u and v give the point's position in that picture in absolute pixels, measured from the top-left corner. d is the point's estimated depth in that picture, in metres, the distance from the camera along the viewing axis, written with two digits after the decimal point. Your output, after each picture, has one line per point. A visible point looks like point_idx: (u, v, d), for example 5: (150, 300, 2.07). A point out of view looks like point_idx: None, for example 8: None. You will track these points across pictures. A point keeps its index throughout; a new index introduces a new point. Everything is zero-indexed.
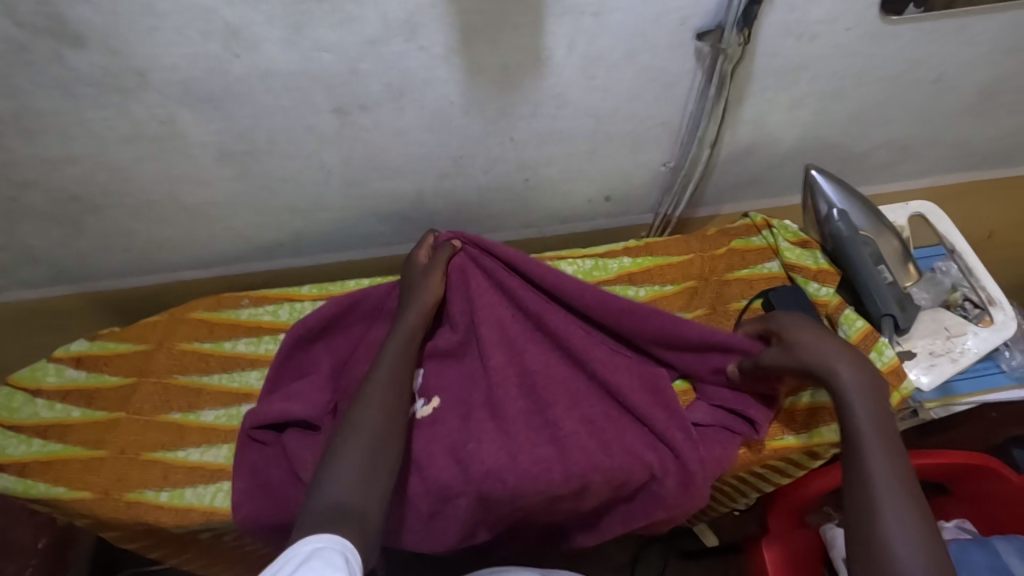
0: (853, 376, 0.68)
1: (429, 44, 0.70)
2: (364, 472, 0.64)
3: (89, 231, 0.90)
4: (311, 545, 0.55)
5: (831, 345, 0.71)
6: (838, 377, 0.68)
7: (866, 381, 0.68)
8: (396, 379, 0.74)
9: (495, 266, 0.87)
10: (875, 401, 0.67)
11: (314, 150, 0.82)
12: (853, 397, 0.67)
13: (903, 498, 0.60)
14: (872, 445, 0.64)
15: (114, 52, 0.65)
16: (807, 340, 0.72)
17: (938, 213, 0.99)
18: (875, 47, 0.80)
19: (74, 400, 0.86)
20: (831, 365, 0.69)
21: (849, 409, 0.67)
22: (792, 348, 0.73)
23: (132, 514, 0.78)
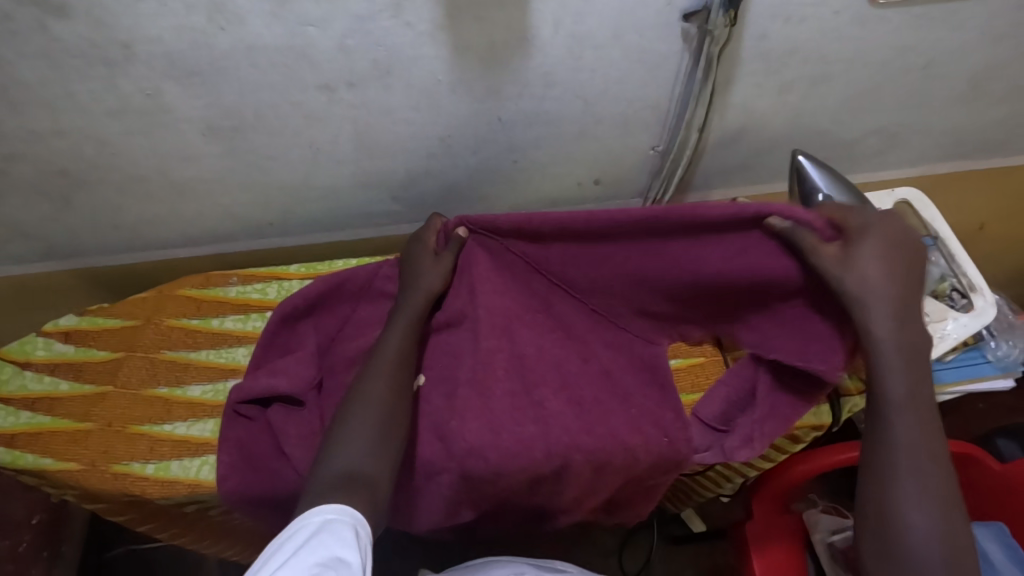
0: (886, 324, 0.66)
1: (415, 20, 0.69)
2: (373, 445, 0.66)
3: (77, 207, 0.90)
4: (322, 516, 0.56)
5: (886, 281, 0.66)
6: (872, 331, 0.66)
7: (901, 329, 0.66)
8: (404, 356, 0.74)
9: (500, 248, 0.80)
10: (906, 358, 0.66)
11: (302, 128, 0.82)
12: (886, 355, 0.66)
13: (923, 466, 0.63)
14: (900, 408, 0.65)
15: (99, 22, 0.65)
16: (866, 271, 0.66)
17: (924, 200, 0.99)
18: (863, 31, 0.80)
19: (63, 373, 0.87)
20: (869, 315, 0.66)
21: (881, 369, 0.66)
22: (845, 265, 0.67)
23: (119, 485, 0.79)
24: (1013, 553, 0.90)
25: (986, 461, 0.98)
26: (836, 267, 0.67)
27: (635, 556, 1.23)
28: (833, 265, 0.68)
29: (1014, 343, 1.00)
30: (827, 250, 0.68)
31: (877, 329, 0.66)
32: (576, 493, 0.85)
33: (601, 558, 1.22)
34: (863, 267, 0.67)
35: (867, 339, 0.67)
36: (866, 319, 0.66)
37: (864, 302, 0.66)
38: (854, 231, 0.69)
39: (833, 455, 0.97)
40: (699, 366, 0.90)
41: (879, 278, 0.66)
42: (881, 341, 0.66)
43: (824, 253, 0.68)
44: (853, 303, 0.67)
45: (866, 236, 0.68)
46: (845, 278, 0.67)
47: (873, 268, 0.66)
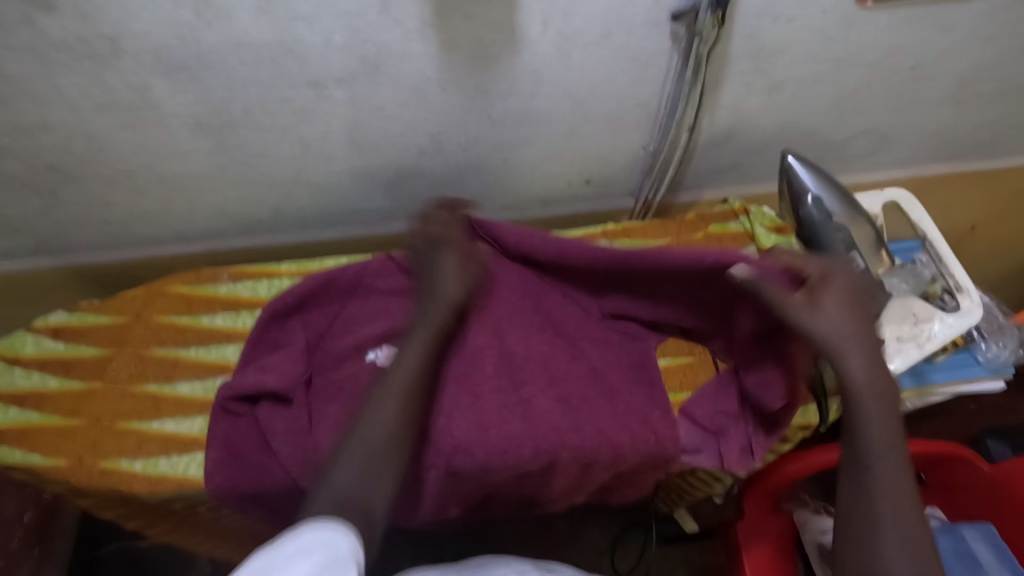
0: (862, 369, 0.65)
1: (403, 17, 0.70)
2: (374, 461, 0.59)
3: (67, 202, 0.90)
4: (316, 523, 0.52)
5: (852, 325, 0.66)
6: (848, 372, 0.65)
7: (874, 372, 0.65)
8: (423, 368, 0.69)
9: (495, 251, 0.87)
10: (883, 398, 0.65)
11: (291, 125, 0.82)
12: (863, 395, 0.65)
13: (904, 507, 0.60)
14: (879, 450, 0.63)
15: (86, 17, 0.65)
16: (832, 318, 0.66)
17: (912, 200, 0.99)
18: (851, 31, 0.80)
19: (51, 369, 0.87)
20: (841, 356, 0.65)
21: (858, 407, 0.65)
22: (816, 313, 0.66)
23: (106, 481, 0.79)
24: (1002, 554, 0.88)
25: (976, 460, 0.98)
26: (807, 317, 0.66)
27: (628, 555, 1.22)
28: (804, 315, 0.66)
29: (1004, 345, 1.00)
30: (796, 298, 0.67)
31: (852, 371, 0.65)
32: (563, 490, 0.85)
33: (593, 557, 1.22)
34: (829, 315, 0.66)
35: (842, 380, 0.66)
36: (841, 363, 0.66)
37: (838, 347, 0.65)
38: (816, 279, 0.68)
39: (821, 454, 0.96)
40: (687, 365, 0.89)
41: (846, 325, 0.66)
42: (857, 384, 0.65)
43: (792, 304, 0.67)
44: (828, 350, 0.66)
45: (827, 284, 0.68)
46: (816, 327, 0.66)
47: (837, 315, 0.66)
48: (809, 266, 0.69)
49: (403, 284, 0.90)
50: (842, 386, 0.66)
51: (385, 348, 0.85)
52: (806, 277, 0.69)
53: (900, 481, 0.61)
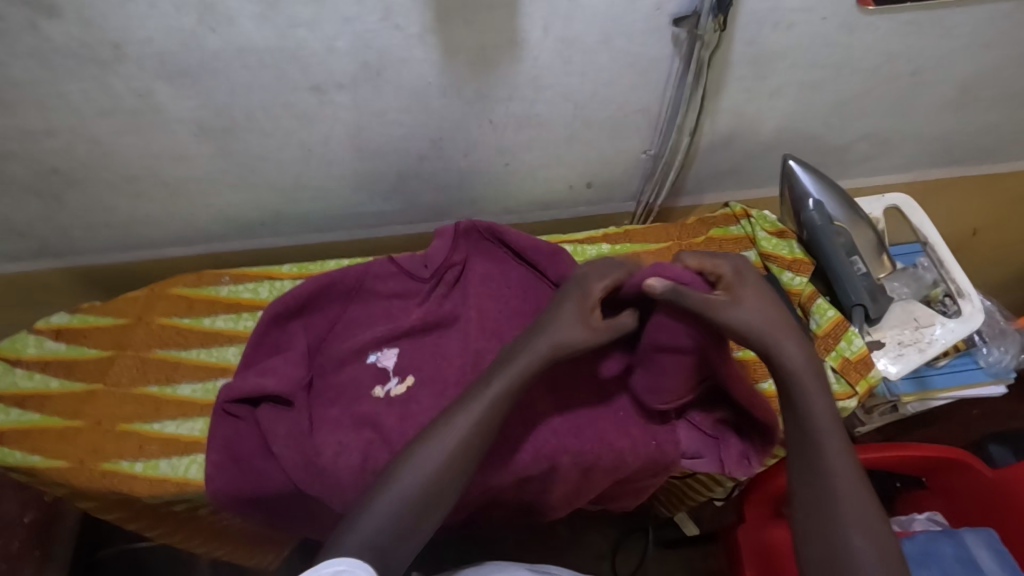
0: (797, 355, 0.64)
1: (405, 23, 0.70)
2: (403, 511, 0.61)
3: (69, 205, 0.91)
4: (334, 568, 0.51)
5: (775, 313, 0.65)
6: (787, 358, 0.64)
7: (806, 356, 0.64)
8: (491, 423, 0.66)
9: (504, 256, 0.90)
10: (819, 378, 0.64)
11: (293, 129, 0.83)
12: (800, 378, 0.63)
13: (853, 483, 0.60)
14: (824, 428, 0.62)
15: (90, 23, 0.66)
16: (754, 310, 0.64)
17: (913, 205, 0.99)
18: (852, 37, 0.81)
19: (53, 371, 0.88)
20: (777, 342, 0.64)
21: (797, 389, 0.64)
22: (743, 308, 0.63)
23: (107, 483, 0.79)
24: (1003, 559, 0.88)
25: (976, 465, 0.98)
26: (739, 313, 0.63)
27: (628, 559, 1.22)
28: (731, 312, 0.63)
29: (1005, 350, 1.00)
30: (717, 299, 0.64)
31: (790, 355, 0.64)
32: (562, 496, 0.85)
33: (593, 561, 1.21)
34: (750, 308, 0.64)
35: (779, 367, 0.64)
36: (778, 350, 0.64)
37: (771, 335, 0.63)
38: (730, 277, 0.66)
39: None
40: None
41: (771, 312, 0.65)
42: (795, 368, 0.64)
43: (717, 304, 0.63)
44: (765, 341, 0.64)
45: (740, 279, 0.66)
46: (748, 320, 0.63)
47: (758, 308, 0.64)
48: (721, 266, 0.67)
49: (406, 286, 0.91)
50: (778, 375, 0.64)
51: (388, 350, 0.85)
52: (718, 277, 0.67)
53: (848, 460, 0.61)
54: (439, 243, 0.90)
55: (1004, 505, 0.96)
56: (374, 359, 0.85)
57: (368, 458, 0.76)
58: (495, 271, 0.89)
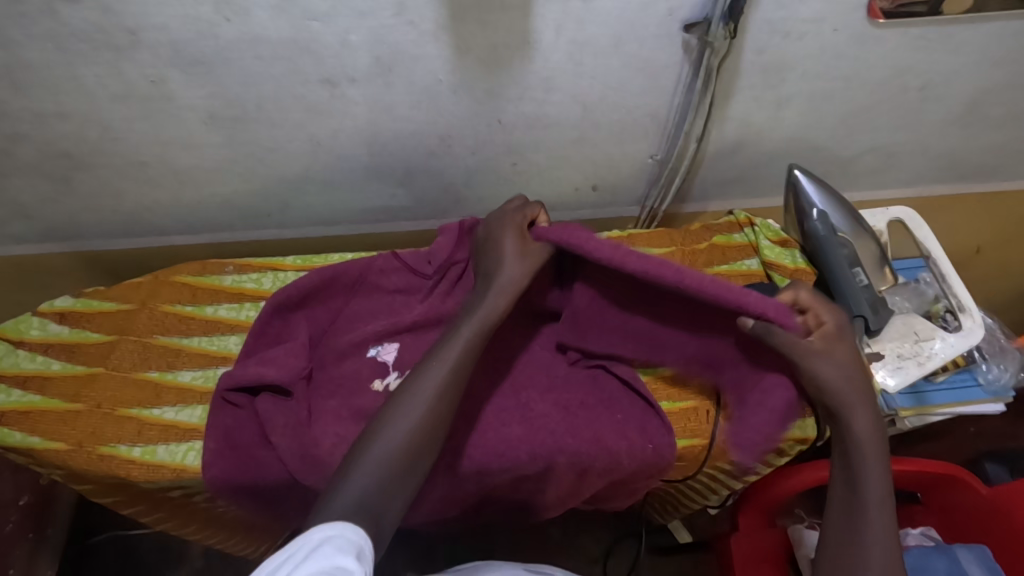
0: (865, 422, 0.65)
1: (418, 20, 0.71)
2: (388, 471, 0.59)
3: (78, 189, 0.91)
4: (322, 532, 0.51)
5: (857, 378, 0.66)
6: (854, 423, 0.65)
7: (875, 428, 0.65)
8: (465, 368, 0.66)
9: None
10: (884, 455, 0.65)
11: (303, 122, 0.83)
12: (864, 448, 0.65)
13: (891, 562, 0.59)
14: (875, 498, 0.63)
15: (106, 9, 0.67)
16: (834, 370, 0.65)
17: (917, 220, 0.99)
18: (863, 49, 0.81)
19: (55, 353, 0.88)
20: (850, 410, 0.65)
21: (860, 455, 0.65)
22: (826, 368, 0.65)
23: (104, 466, 0.79)
24: None
25: (972, 483, 0.97)
26: (819, 365, 0.65)
27: (620, 565, 1.21)
28: (817, 363, 0.65)
29: (1005, 368, 1.00)
30: (806, 343, 0.64)
31: (858, 423, 0.65)
32: (557, 496, 0.86)
33: (584, 564, 1.21)
34: (829, 365, 0.65)
35: (845, 428, 0.65)
36: (847, 416, 0.65)
37: (843, 401, 0.65)
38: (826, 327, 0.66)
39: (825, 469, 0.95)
40: None
41: (853, 372, 0.66)
42: (859, 429, 0.65)
43: (807, 348, 0.64)
44: (837, 406, 0.65)
45: (843, 331, 0.67)
46: (827, 378, 0.65)
47: (833, 369, 0.65)
48: (827, 313, 0.67)
49: (409, 282, 0.91)
50: (840, 436, 0.66)
51: (389, 345, 0.86)
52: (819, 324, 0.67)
53: (890, 536, 0.61)
54: (443, 240, 0.91)
55: (1000, 523, 0.95)
56: (374, 353, 0.86)
57: None
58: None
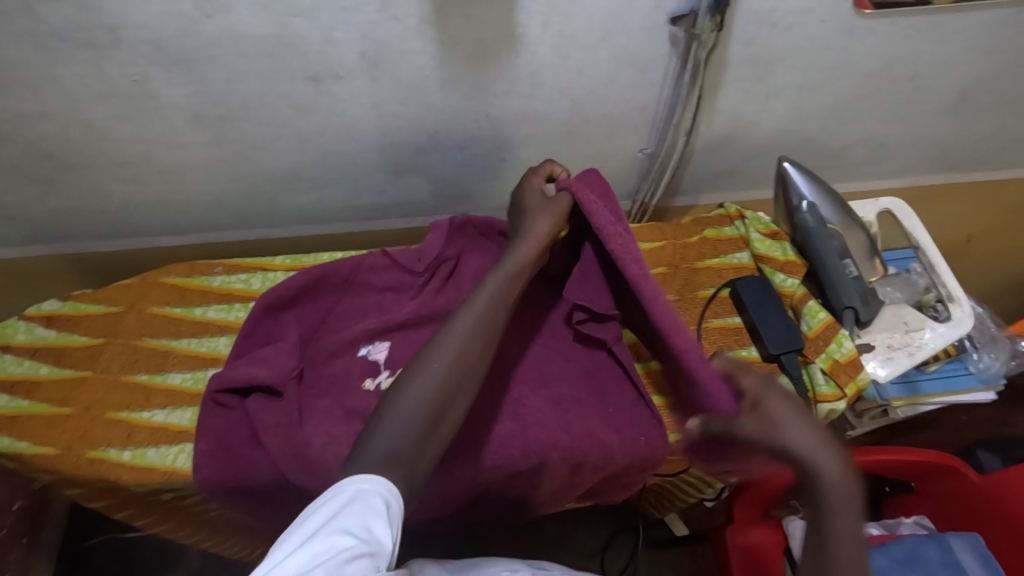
0: (838, 471, 0.55)
1: (402, 14, 0.70)
2: (422, 419, 0.57)
3: (62, 190, 0.90)
4: (355, 486, 0.50)
5: (816, 430, 0.57)
6: (815, 481, 0.55)
7: (850, 474, 0.55)
8: (495, 316, 0.66)
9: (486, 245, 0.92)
10: (855, 510, 0.54)
11: (289, 120, 0.82)
12: (826, 507, 0.54)
13: None
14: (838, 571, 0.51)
15: (85, 7, 0.66)
16: (783, 429, 0.57)
17: (906, 211, 0.99)
18: (850, 40, 0.81)
19: (43, 357, 0.87)
20: (803, 468, 0.55)
21: (826, 515, 0.54)
22: (771, 425, 0.57)
23: (94, 471, 0.79)
24: (989, 566, 0.87)
25: (963, 471, 0.98)
26: (771, 434, 0.57)
27: (616, 560, 1.21)
28: (753, 432, 0.58)
29: (996, 356, 1.01)
30: (743, 418, 0.59)
31: (817, 480, 0.55)
32: (551, 492, 0.86)
33: (581, 559, 1.22)
34: (782, 423, 0.57)
35: (810, 489, 0.56)
36: (810, 477, 0.56)
37: (797, 461, 0.56)
38: (757, 391, 0.60)
39: None
40: None
41: (812, 426, 0.57)
42: (834, 484, 0.54)
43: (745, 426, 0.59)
44: (801, 462, 0.56)
45: (768, 389, 0.60)
46: (782, 440, 0.56)
47: (789, 426, 0.57)
48: (742, 376, 0.62)
49: (399, 280, 0.91)
50: (820, 498, 0.55)
51: (380, 343, 0.86)
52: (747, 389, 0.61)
53: None
54: (433, 238, 0.91)
55: (992, 510, 0.95)
56: (364, 352, 0.85)
57: None
58: (489, 266, 0.91)
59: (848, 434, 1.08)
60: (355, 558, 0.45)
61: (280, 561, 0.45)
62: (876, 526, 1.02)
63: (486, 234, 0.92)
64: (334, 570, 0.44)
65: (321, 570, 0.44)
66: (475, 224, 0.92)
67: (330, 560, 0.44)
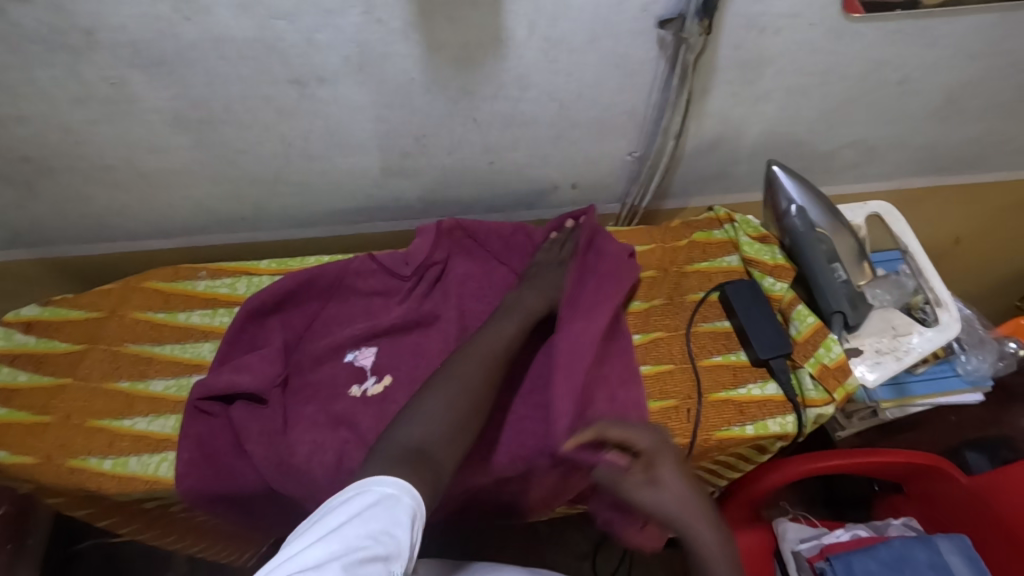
0: (709, 541, 0.66)
1: (387, 17, 0.69)
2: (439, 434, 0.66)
3: (41, 194, 0.89)
4: (382, 490, 0.54)
5: (693, 499, 0.68)
6: (699, 544, 0.66)
7: (720, 542, 0.67)
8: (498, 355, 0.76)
9: (474, 250, 0.92)
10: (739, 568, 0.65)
11: (272, 123, 0.81)
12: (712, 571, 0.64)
13: None
14: None
15: (60, 9, 0.64)
16: (671, 491, 0.68)
17: (894, 213, 0.99)
18: (838, 43, 0.81)
19: (22, 364, 0.85)
20: (690, 528, 0.67)
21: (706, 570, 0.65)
22: (660, 486, 0.68)
23: (74, 480, 0.77)
24: (976, 567, 0.87)
25: (950, 472, 0.97)
26: (650, 494, 0.68)
27: (609, 561, 1.20)
28: (646, 494, 0.68)
29: (984, 358, 1.01)
30: (634, 477, 0.69)
31: (702, 542, 0.66)
32: (541, 498, 0.85)
33: (573, 561, 1.21)
34: (669, 487, 0.68)
35: (692, 551, 0.66)
36: (693, 535, 0.67)
37: (684, 523, 0.67)
38: (649, 452, 0.70)
39: (799, 465, 0.96)
40: (666, 373, 0.87)
41: (688, 491, 0.68)
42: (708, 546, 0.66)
43: (631, 485, 0.70)
44: (677, 526, 0.68)
45: (660, 455, 0.70)
46: (662, 504, 0.67)
47: (674, 488, 0.68)
48: (639, 439, 0.70)
49: (387, 284, 0.90)
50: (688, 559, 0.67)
51: (366, 349, 0.85)
52: (639, 450, 0.71)
53: None
54: (420, 241, 0.90)
55: (981, 514, 0.95)
56: (351, 358, 0.84)
57: (343, 457, 0.76)
58: (476, 271, 0.91)
59: (838, 435, 1.08)
60: (370, 560, 0.47)
61: (304, 550, 0.48)
62: (865, 528, 1.01)
63: (476, 238, 0.92)
64: (350, 568, 0.46)
65: (338, 565, 0.46)
66: (464, 227, 0.92)
67: (348, 557, 0.47)
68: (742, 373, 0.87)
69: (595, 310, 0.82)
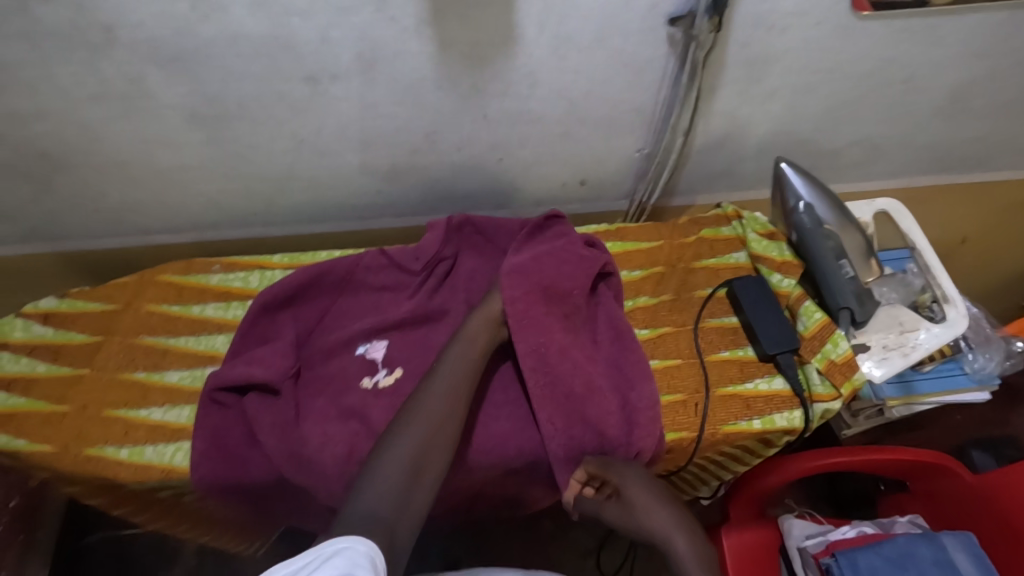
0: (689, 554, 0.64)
1: (400, 15, 0.70)
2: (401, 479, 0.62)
3: (57, 189, 0.90)
4: (334, 545, 0.51)
5: (666, 514, 0.69)
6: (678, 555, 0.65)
7: (700, 550, 0.65)
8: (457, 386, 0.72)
9: (483, 245, 0.93)
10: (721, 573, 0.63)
11: (286, 119, 0.82)
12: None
13: None
14: None
15: (81, 6, 0.66)
16: (642, 512, 0.70)
17: (902, 211, 1.00)
18: (846, 42, 0.81)
19: (40, 355, 0.87)
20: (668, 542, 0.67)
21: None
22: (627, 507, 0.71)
23: (91, 468, 0.79)
24: (981, 564, 0.87)
25: (955, 468, 0.98)
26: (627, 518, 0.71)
27: (613, 558, 1.20)
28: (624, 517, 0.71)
29: (991, 356, 1.01)
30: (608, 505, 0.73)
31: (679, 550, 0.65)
32: (547, 491, 0.86)
33: (577, 558, 1.21)
34: (638, 504, 0.70)
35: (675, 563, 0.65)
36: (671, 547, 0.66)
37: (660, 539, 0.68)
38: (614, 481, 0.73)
39: (811, 461, 0.97)
40: (675, 368, 0.88)
41: (656, 505, 0.70)
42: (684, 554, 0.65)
43: (612, 516, 0.73)
44: (659, 543, 0.68)
45: (622, 479, 0.73)
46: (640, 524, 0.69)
47: (642, 502, 0.70)
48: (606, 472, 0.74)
49: (398, 279, 0.92)
50: None
51: (377, 342, 0.86)
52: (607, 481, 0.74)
53: None
54: (431, 236, 0.91)
55: (985, 509, 0.95)
56: (363, 350, 0.86)
57: (354, 448, 0.77)
58: (484, 266, 0.92)
59: (844, 432, 1.09)
60: None
61: None
62: (870, 525, 1.01)
63: (483, 235, 0.94)
64: None
65: None
66: (471, 221, 0.93)
67: None
68: (749, 368, 0.88)
69: (546, 325, 0.78)
